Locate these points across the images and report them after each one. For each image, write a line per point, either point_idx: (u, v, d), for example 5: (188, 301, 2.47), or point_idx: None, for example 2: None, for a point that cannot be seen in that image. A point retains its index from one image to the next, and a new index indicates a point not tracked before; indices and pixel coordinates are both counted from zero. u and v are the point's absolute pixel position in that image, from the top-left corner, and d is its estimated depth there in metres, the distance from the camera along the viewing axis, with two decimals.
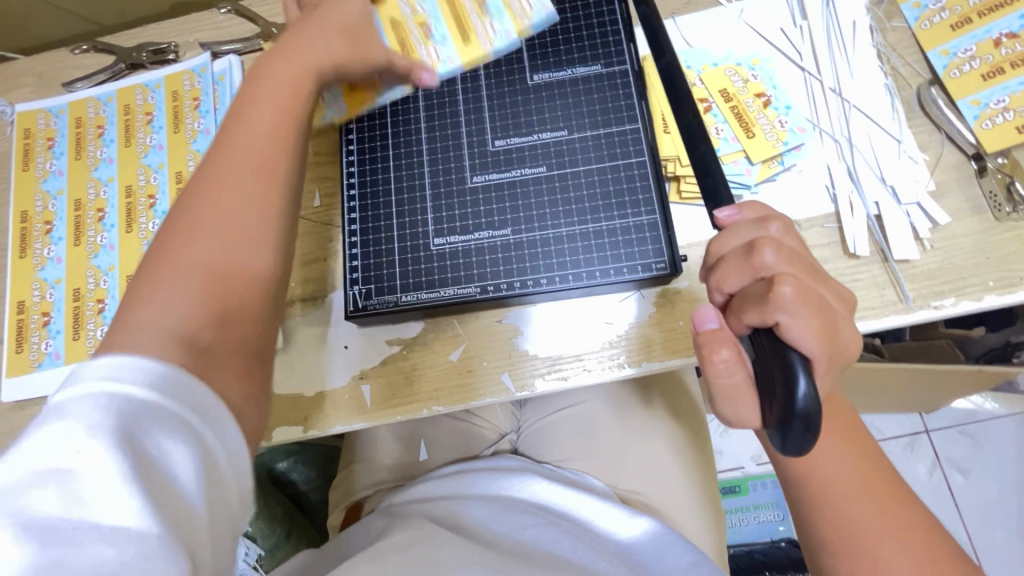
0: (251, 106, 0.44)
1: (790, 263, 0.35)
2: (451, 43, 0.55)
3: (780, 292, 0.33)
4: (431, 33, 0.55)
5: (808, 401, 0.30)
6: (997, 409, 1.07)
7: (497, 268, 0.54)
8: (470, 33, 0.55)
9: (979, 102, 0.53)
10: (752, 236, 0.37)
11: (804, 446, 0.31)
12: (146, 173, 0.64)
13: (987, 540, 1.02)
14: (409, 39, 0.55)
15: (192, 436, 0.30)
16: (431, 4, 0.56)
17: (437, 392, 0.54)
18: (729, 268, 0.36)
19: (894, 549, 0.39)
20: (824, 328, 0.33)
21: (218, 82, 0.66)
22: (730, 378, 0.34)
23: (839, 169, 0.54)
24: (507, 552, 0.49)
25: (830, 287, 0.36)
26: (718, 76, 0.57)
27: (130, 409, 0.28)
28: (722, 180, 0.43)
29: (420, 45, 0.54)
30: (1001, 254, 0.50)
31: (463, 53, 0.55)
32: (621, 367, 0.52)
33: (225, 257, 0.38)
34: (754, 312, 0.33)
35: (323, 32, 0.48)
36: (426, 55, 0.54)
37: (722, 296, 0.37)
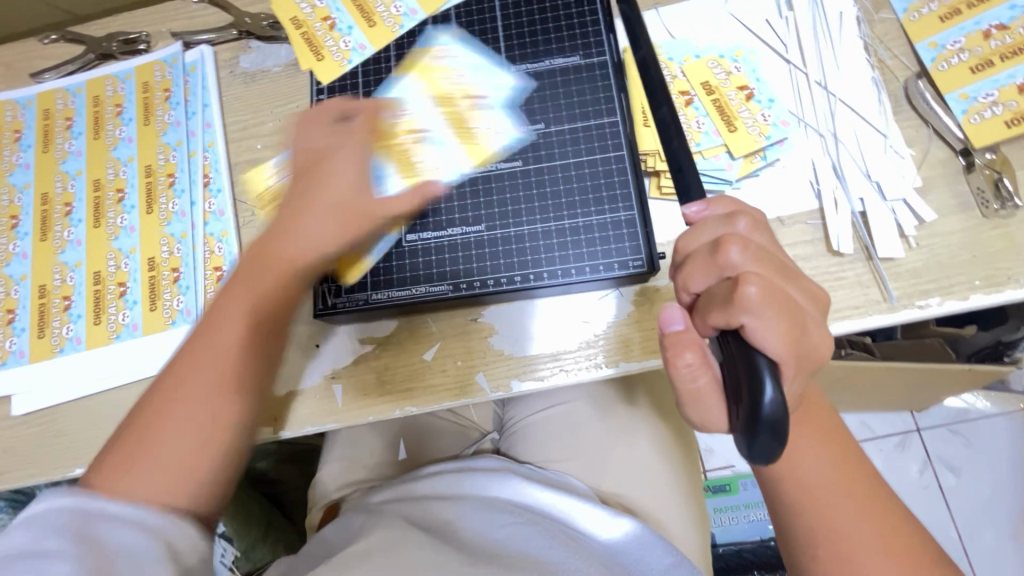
0: (244, 286, 0.45)
1: (757, 261, 0.33)
2: (452, 146, 0.54)
3: (745, 293, 0.31)
4: (425, 139, 0.53)
5: (774, 407, 0.29)
6: (989, 408, 1.06)
7: (470, 264, 0.52)
8: (470, 130, 0.54)
9: (967, 96, 0.52)
10: (719, 233, 0.36)
11: (771, 454, 0.30)
12: (115, 167, 0.62)
13: (977, 540, 1.01)
14: (405, 155, 0.53)
15: (144, 528, 0.35)
16: (427, 112, 0.55)
17: (411, 393, 0.53)
18: (695, 267, 0.35)
19: (873, 556, 0.38)
20: (793, 330, 0.32)
21: (190, 74, 0.64)
22: (693, 382, 0.33)
23: (824, 165, 0.53)
24: (479, 552, 0.48)
25: (803, 286, 0.35)
26: (700, 68, 0.55)
27: (88, 512, 0.34)
28: (693, 176, 0.41)
29: (416, 155, 0.53)
30: (988, 252, 0.49)
31: (469, 154, 0.54)
32: (599, 367, 0.51)
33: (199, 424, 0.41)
34: (718, 314, 0.32)
35: (314, 204, 0.44)
36: (431, 165, 0.53)
37: (689, 296, 0.36)
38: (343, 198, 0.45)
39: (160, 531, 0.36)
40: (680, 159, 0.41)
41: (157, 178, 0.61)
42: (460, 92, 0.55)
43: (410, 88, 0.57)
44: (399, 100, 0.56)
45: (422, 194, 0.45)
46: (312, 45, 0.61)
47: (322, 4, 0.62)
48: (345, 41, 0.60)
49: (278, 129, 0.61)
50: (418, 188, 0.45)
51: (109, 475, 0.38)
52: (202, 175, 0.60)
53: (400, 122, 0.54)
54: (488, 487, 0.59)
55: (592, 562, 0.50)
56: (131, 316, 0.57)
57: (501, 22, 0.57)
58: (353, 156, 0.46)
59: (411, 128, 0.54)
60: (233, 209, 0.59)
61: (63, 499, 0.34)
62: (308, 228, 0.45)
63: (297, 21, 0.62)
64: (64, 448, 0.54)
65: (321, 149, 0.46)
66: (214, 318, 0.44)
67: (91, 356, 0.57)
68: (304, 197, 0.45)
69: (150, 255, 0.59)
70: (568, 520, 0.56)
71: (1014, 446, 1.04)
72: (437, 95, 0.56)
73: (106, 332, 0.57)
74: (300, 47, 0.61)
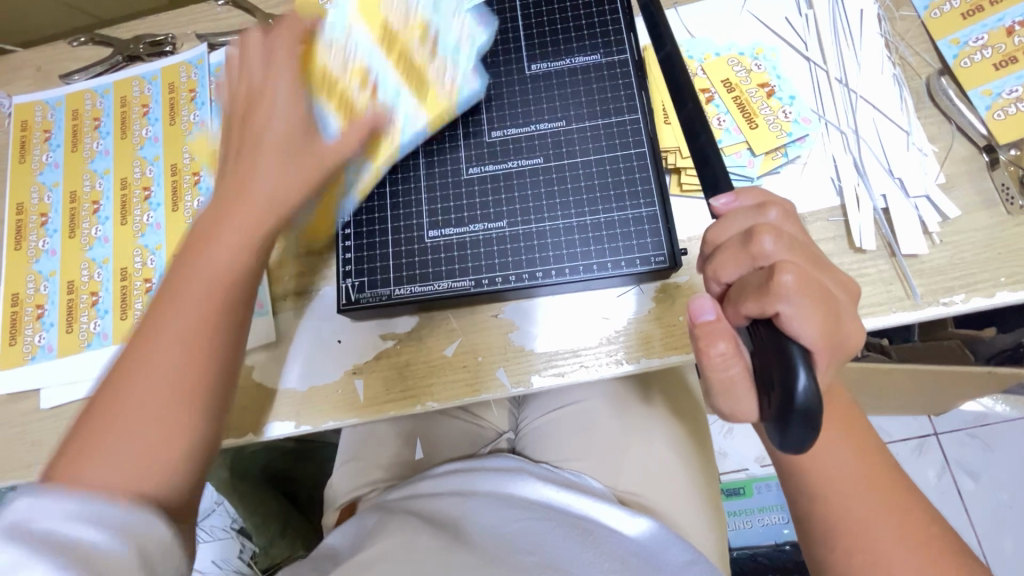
0: (206, 241, 0.41)
1: (790, 250, 0.33)
2: (407, 98, 0.50)
3: (781, 281, 0.31)
4: (378, 91, 0.48)
5: (809, 393, 0.29)
6: (1009, 412, 1.04)
7: (492, 260, 0.53)
8: (424, 79, 0.51)
9: (990, 92, 0.51)
10: (750, 224, 0.36)
11: (806, 441, 0.30)
12: (141, 165, 0.63)
13: (998, 546, 0.99)
14: (349, 100, 0.47)
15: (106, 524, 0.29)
16: (366, 53, 0.49)
17: (432, 388, 0.53)
18: (726, 257, 0.35)
19: (902, 554, 0.37)
20: (826, 319, 0.32)
21: (215, 74, 0.65)
22: (726, 372, 0.33)
23: (845, 161, 0.53)
24: (494, 549, 0.48)
25: (833, 276, 0.35)
26: (720, 66, 0.55)
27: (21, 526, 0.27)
28: (721, 168, 0.41)
29: (366, 105, 0.47)
30: (1014, 249, 0.48)
31: (426, 109, 0.52)
32: (619, 363, 0.51)
33: (166, 407, 0.36)
34: (751, 302, 0.32)
35: (272, 132, 0.44)
36: (375, 104, 0.48)
37: (719, 287, 0.36)
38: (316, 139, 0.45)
39: (126, 525, 0.30)
40: (708, 155, 0.41)
41: (183, 176, 0.62)
42: (415, 22, 0.51)
43: (354, 15, 0.50)
44: (338, 34, 0.49)
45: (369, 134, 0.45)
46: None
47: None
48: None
49: None
50: (369, 124, 0.45)
51: (64, 464, 0.34)
52: None
53: (351, 72, 0.48)
54: (505, 484, 0.59)
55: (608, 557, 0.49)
56: None
57: (522, 19, 0.58)
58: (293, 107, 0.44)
59: (359, 76, 0.48)
60: None
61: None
62: (257, 181, 0.42)
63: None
64: None
65: (254, 90, 0.45)
66: (162, 310, 0.39)
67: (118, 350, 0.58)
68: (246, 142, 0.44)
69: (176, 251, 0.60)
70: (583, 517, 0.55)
71: None
72: (381, 19, 0.50)
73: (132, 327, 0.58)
74: None
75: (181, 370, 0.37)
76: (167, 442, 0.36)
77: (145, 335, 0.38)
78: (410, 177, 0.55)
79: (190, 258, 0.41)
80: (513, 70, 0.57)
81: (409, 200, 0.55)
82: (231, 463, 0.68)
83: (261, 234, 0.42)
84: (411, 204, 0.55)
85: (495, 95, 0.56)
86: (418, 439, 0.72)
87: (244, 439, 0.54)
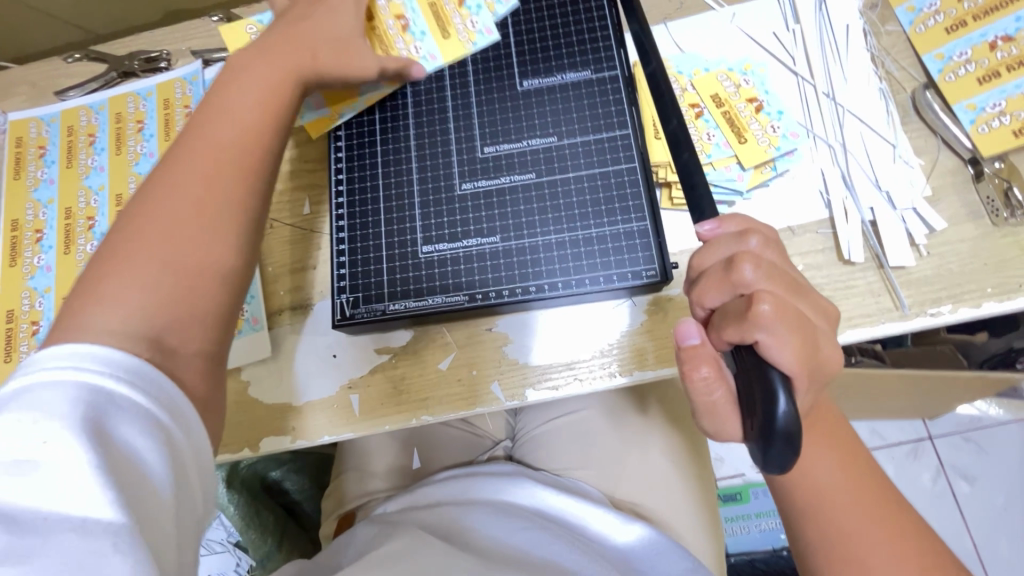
0: (222, 115, 0.45)
1: (770, 278, 0.34)
2: (432, 39, 0.58)
3: (759, 310, 0.32)
4: (408, 30, 0.57)
5: (789, 418, 0.29)
6: (1002, 415, 1.05)
7: (486, 276, 0.53)
8: (447, 25, 0.58)
9: (975, 106, 0.52)
10: (731, 250, 0.36)
11: (788, 464, 0.30)
12: (136, 182, 0.63)
13: (993, 549, 1.00)
14: (388, 39, 0.57)
15: (159, 428, 0.33)
16: None
17: (427, 401, 0.53)
18: (709, 283, 0.36)
19: (891, 564, 0.38)
20: (805, 347, 0.32)
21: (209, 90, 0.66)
22: (708, 395, 0.34)
23: (833, 174, 0.53)
24: (498, 558, 0.48)
25: (814, 301, 0.35)
26: (709, 82, 0.56)
27: (94, 397, 0.31)
28: (707, 194, 0.42)
29: (397, 42, 0.57)
30: (999, 260, 0.49)
31: (444, 51, 0.58)
32: (613, 376, 0.52)
33: (184, 252, 0.39)
34: (731, 330, 0.33)
35: (307, 30, 0.51)
36: (407, 52, 0.57)
37: (703, 311, 0.37)
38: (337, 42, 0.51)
39: (168, 431, 0.33)
40: (694, 182, 0.42)
41: None
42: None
43: None
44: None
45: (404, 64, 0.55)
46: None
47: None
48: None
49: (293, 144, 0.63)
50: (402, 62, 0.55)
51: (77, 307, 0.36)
52: None
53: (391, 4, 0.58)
54: (503, 493, 0.60)
55: (603, 565, 0.50)
56: None
57: (514, 41, 0.58)
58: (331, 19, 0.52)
59: (396, 14, 0.57)
60: None
61: (71, 375, 0.31)
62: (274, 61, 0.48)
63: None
64: None
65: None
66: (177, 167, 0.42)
67: None
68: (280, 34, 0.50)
69: None
70: (582, 527, 0.56)
71: None
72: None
73: None
74: None
75: (203, 218, 0.40)
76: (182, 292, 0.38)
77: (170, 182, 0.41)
78: (399, 118, 0.57)
79: (208, 127, 0.44)
80: (505, 85, 0.57)
81: (399, 156, 0.57)
82: (227, 477, 0.67)
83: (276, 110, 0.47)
84: (401, 161, 0.56)
85: (488, 110, 0.57)
86: (415, 449, 0.72)
87: (239, 454, 0.54)
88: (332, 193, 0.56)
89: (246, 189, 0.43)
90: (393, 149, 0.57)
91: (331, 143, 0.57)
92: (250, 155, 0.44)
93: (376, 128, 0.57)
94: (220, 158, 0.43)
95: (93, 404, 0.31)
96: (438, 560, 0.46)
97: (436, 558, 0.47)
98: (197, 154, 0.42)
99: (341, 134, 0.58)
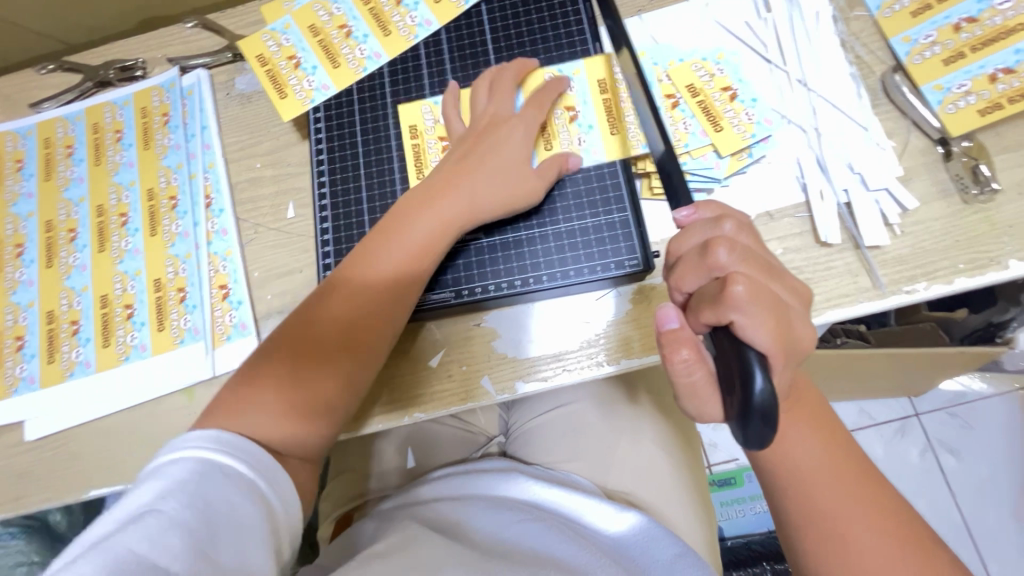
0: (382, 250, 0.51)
1: (744, 261, 0.35)
2: (599, 135, 0.56)
3: (734, 292, 0.33)
4: (576, 121, 0.57)
5: (766, 395, 0.30)
6: (986, 389, 1.08)
7: (471, 272, 0.55)
8: (619, 121, 0.56)
9: (942, 87, 0.53)
10: (707, 236, 0.37)
11: (767, 441, 0.31)
12: (117, 192, 0.63)
13: (981, 520, 1.02)
14: (552, 128, 0.57)
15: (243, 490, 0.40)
16: (585, 92, 0.57)
17: (418, 399, 0.54)
18: (686, 268, 0.37)
19: (871, 535, 0.39)
20: (779, 326, 0.33)
21: (187, 97, 0.66)
22: (689, 377, 0.35)
23: (808, 159, 0.55)
24: (492, 551, 0.49)
25: (788, 284, 0.36)
26: (684, 72, 0.57)
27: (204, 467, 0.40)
28: (681, 182, 0.43)
29: (564, 133, 0.56)
30: (969, 236, 0.50)
31: (609, 147, 0.56)
32: (601, 365, 0.52)
33: (332, 384, 0.48)
34: (708, 312, 0.34)
35: (475, 180, 0.52)
36: (568, 143, 0.56)
37: (682, 296, 0.38)
38: (508, 184, 0.53)
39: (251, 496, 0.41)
40: (671, 171, 0.43)
41: (160, 201, 0.62)
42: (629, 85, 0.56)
43: (578, 68, 0.58)
44: (566, 74, 0.58)
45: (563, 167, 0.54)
46: (276, 82, 0.62)
47: (339, 12, 0.63)
48: (309, 81, 0.62)
49: (275, 148, 0.63)
50: (561, 158, 0.54)
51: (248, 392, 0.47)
52: (204, 196, 0.62)
53: (564, 96, 0.57)
54: (500, 487, 0.60)
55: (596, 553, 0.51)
56: (140, 338, 0.59)
57: (494, 52, 0.61)
58: (489, 172, 0.53)
59: (567, 106, 0.57)
60: (235, 228, 0.61)
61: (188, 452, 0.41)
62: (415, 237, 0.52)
63: (313, 28, 0.63)
64: (81, 470, 0.56)
65: (498, 116, 0.55)
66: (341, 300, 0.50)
67: (101, 378, 0.58)
68: (426, 198, 0.53)
69: (156, 277, 0.60)
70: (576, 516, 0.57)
71: (1012, 426, 1.06)
72: (603, 80, 0.57)
73: (115, 354, 0.59)
74: (263, 83, 0.62)
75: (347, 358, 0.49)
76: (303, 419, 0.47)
77: (332, 313, 0.50)
78: (380, 128, 0.60)
79: (371, 262, 0.51)
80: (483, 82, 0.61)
81: (381, 166, 0.59)
82: None
83: (427, 250, 0.52)
84: (384, 170, 0.59)
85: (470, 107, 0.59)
86: (409, 450, 0.72)
87: None
88: (316, 196, 0.60)
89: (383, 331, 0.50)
90: (375, 151, 0.60)
91: (312, 156, 0.61)
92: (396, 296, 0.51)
93: (357, 134, 0.61)
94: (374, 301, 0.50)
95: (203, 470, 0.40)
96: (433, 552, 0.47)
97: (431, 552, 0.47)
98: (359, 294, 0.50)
99: (322, 147, 0.61)
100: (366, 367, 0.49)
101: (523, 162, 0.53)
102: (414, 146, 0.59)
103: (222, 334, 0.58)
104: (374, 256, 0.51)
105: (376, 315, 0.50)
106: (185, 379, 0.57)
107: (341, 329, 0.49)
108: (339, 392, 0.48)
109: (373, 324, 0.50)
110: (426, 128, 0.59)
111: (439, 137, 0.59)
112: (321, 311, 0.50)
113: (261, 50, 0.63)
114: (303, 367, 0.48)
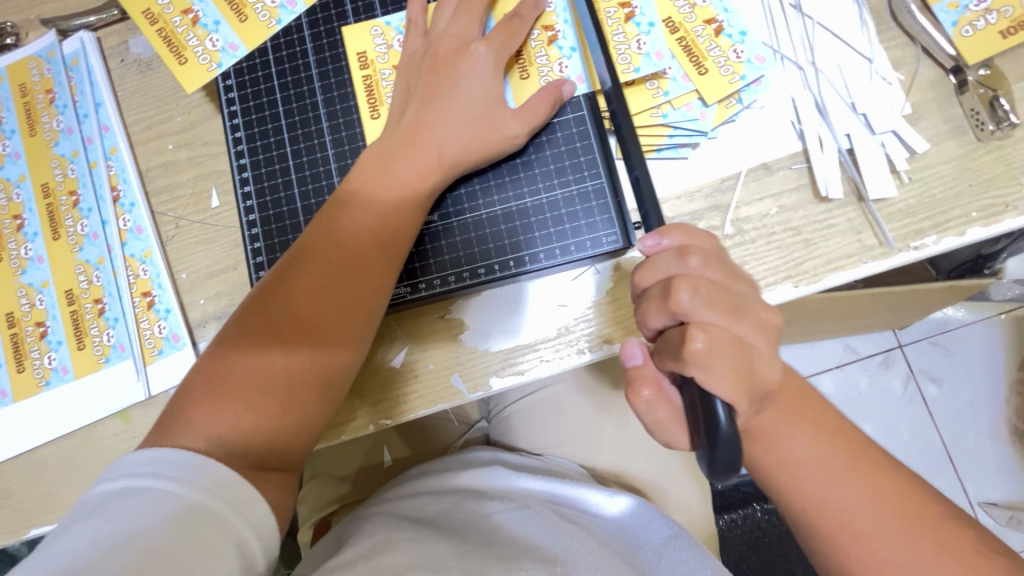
0: (343, 224, 0.44)
1: (708, 306, 0.33)
2: (581, 58, 0.48)
3: (693, 348, 0.31)
4: (556, 44, 0.48)
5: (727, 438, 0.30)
6: (968, 316, 1.04)
7: (427, 262, 0.48)
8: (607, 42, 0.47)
9: (957, 5, 0.46)
10: (672, 272, 0.35)
11: (728, 476, 0.31)
12: (6, 189, 0.54)
13: (960, 445, 1.02)
14: (528, 55, 0.48)
15: (176, 509, 0.34)
16: (567, 9, 0.49)
17: (382, 406, 0.48)
18: (650, 305, 0.35)
19: (882, 524, 0.36)
20: (745, 373, 0.32)
21: (72, 68, 0.55)
22: (654, 412, 0.36)
23: (805, 101, 0.48)
24: (474, 541, 0.45)
25: (752, 320, 0.34)
26: (662, 3, 0.48)
27: (137, 497, 0.34)
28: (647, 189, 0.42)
29: (541, 58, 0.48)
30: (984, 178, 0.45)
31: (590, 74, 0.48)
32: (581, 353, 0.47)
33: (287, 380, 0.41)
34: (671, 363, 0.33)
35: (439, 131, 0.45)
36: (548, 71, 0.48)
37: (649, 331, 0.36)
38: (484, 138, 0.45)
39: (185, 514, 0.34)
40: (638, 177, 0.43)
41: (57, 198, 0.53)
42: None
43: None
44: None
45: (555, 99, 0.46)
46: (172, 45, 0.51)
47: None
48: (213, 40, 0.52)
49: (188, 124, 0.53)
50: (550, 88, 0.46)
51: (204, 387, 0.40)
52: (110, 188, 0.53)
53: (541, 15, 0.49)
54: (481, 479, 0.55)
55: (587, 540, 0.46)
56: (58, 359, 0.52)
57: None
58: (457, 127, 0.45)
59: (545, 25, 0.48)
60: (151, 223, 0.52)
61: (121, 480, 0.35)
62: (375, 211, 0.44)
63: None
64: (12, 511, 0.49)
65: (453, 54, 0.47)
66: (295, 285, 0.42)
67: (20, 408, 0.51)
68: (384, 166, 0.45)
69: (67, 287, 0.52)
70: (564, 493, 0.53)
71: (993, 351, 1.03)
72: None
73: (33, 380, 0.52)
74: (156, 46, 0.51)
75: (308, 355, 0.41)
76: (279, 423, 0.40)
77: (286, 303, 0.42)
78: (304, 95, 0.51)
79: (333, 225, 0.44)
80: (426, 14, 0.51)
81: (310, 141, 0.50)
82: None
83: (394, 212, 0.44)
84: (313, 145, 0.50)
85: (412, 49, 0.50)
86: (387, 446, 0.68)
87: None
88: (238, 183, 0.50)
89: (353, 320, 0.43)
90: (301, 122, 0.51)
91: (228, 134, 0.51)
92: (368, 276, 0.43)
93: (279, 105, 0.51)
94: (337, 287, 0.42)
95: (132, 500, 0.34)
96: (412, 551, 0.43)
97: (405, 554, 0.42)
98: (315, 279, 0.42)
99: (240, 122, 0.51)
100: (335, 357, 0.42)
101: (486, 125, 0.45)
102: (364, 80, 0.50)
103: (152, 348, 0.51)
104: (337, 228, 0.44)
105: (341, 305, 0.42)
106: (115, 402, 0.50)
107: (313, 319, 0.42)
108: (304, 395, 0.41)
109: (349, 310, 0.42)
110: (377, 55, 0.51)
111: (393, 66, 0.50)
112: (273, 299, 0.42)
113: (149, 4, 0.52)
114: (271, 368, 0.41)
